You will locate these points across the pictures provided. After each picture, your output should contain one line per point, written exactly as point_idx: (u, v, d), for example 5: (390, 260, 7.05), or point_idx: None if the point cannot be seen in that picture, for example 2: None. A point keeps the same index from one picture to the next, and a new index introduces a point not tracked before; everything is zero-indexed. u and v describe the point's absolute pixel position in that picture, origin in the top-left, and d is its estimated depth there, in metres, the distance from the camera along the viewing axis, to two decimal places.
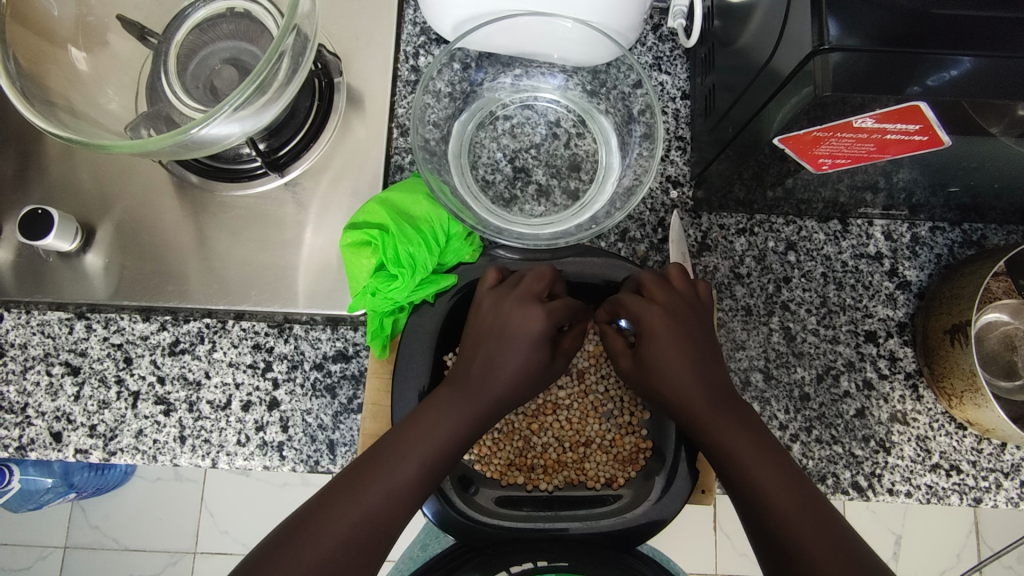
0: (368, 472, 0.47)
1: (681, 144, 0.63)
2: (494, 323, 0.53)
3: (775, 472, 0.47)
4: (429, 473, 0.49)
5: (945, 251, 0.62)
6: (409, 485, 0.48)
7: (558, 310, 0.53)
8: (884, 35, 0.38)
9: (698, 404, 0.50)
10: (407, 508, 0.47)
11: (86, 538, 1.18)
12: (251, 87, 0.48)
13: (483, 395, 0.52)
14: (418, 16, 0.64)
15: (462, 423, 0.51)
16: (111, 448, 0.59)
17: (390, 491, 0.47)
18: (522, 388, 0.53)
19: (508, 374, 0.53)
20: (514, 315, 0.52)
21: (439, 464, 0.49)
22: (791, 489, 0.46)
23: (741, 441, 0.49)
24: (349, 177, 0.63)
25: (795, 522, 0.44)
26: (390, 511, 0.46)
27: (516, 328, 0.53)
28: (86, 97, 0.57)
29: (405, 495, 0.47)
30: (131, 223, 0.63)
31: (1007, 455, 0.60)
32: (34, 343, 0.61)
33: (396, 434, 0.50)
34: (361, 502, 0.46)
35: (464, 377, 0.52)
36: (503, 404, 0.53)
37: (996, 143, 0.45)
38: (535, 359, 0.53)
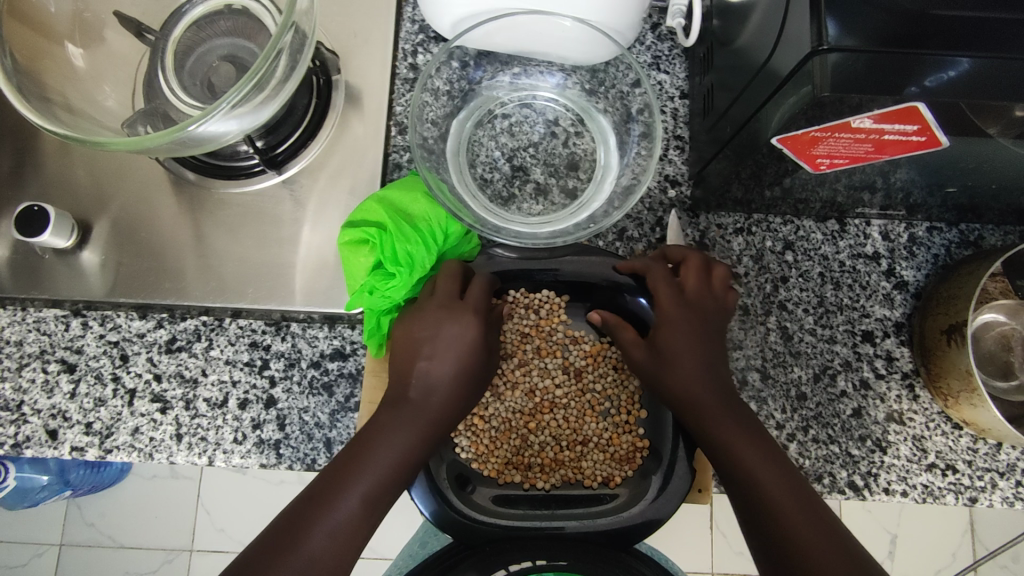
0: (311, 515, 0.46)
1: (679, 143, 0.63)
2: (425, 335, 0.53)
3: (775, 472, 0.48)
4: (371, 506, 0.47)
5: (942, 252, 0.62)
6: (353, 522, 0.46)
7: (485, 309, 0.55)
8: (884, 35, 0.38)
9: (702, 397, 0.51)
10: (353, 545, 0.46)
11: (82, 536, 1.18)
12: (249, 84, 0.48)
13: (421, 418, 0.51)
14: (416, 14, 0.64)
15: (399, 445, 0.50)
16: (107, 446, 0.59)
17: (333, 531, 0.45)
18: (460, 395, 0.53)
19: (447, 390, 0.53)
20: (445, 325, 0.53)
21: (381, 496, 0.48)
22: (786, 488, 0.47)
23: (737, 435, 0.49)
24: (347, 175, 0.63)
25: (796, 522, 0.45)
26: (335, 552, 0.45)
27: (448, 339, 0.53)
28: (83, 94, 0.57)
29: (349, 532, 0.46)
30: (128, 220, 0.62)
31: (1002, 455, 0.60)
32: (30, 340, 0.60)
33: (337, 466, 0.48)
34: (302, 548, 0.44)
35: (403, 397, 0.52)
36: (444, 425, 0.53)
37: (994, 144, 0.45)
38: (469, 366, 0.53)
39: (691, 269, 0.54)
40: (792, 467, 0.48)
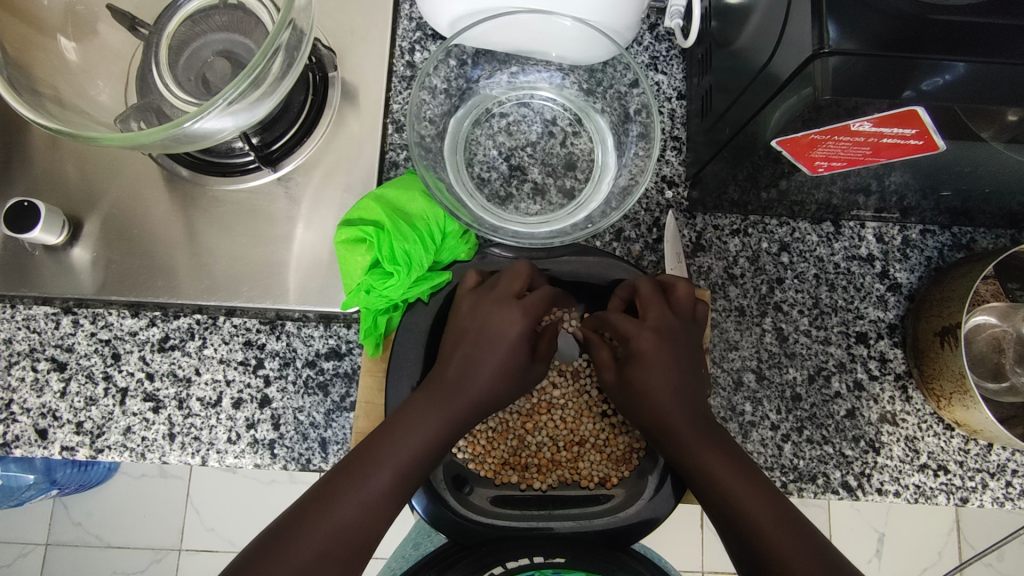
0: (342, 485, 0.47)
1: (676, 145, 0.63)
2: (472, 323, 0.53)
3: (760, 497, 0.48)
4: (401, 482, 0.49)
5: (935, 255, 0.62)
6: (385, 494, 0.48)
7: (536, 307, 0.54)
8: (882, 39, 0.38)
9: (680, 426, 0.51)
10: (380, 519, 0.47)
11: (69, 536, 1.16)
12: (246, 81, 0.47)
13: (461, 401, 0.52)
14: (414, 11, 0.63)
15: (436, 427, 0.51)
16: (98, 446, 0.58)
17: (364, 503, 0.47)
18: (501, 387, 0.53)
19: (487, 375, 0.53)
20: (494, 314, 0.53)
21: (412, 474, 0.49)
22: (768, 505, 0.47)
23: (716, 461, 0.49)
24: (343, 173, 0.62)
25: (779, 543, 0.45)
26: (364, 523, 0.46)
27: (496, 328, 0.53)
28: (75, 87, 0.56)
29: (380, 505, 0.47)
30: (120, 217, 0.62)
31: (992, 455, 0.60)
32: (20, 337, 0.59)
33: (371, 440, 0.50)
34: (335, 514, 0.46)
35: (440, 381, 0.52)
36: (479, 407, 0.53)
37: (989, 148, 0.46)
38: (512, 361, 0.54)
39: (679, 289, 0.54)
40: (775, 489, 0.49)
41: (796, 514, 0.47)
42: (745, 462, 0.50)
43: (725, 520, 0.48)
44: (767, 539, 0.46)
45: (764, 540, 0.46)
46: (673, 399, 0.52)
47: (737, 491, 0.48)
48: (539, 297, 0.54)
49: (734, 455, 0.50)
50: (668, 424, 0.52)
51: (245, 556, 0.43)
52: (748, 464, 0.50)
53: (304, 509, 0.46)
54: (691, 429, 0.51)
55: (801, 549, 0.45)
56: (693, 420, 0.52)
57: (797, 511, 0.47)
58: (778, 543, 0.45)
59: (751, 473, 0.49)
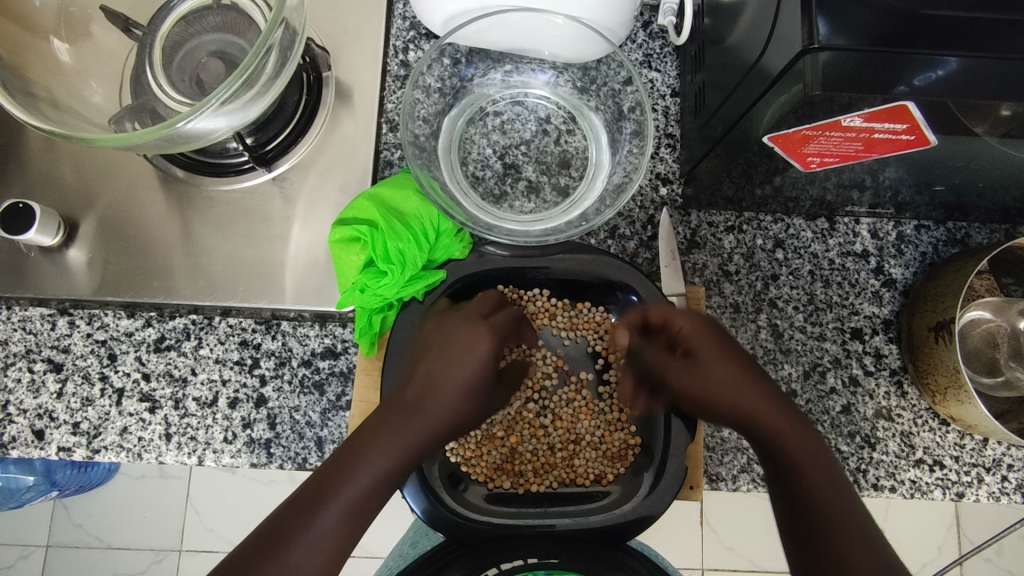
0: (293, 526, 0.48)
1: (670, 142, 0.63)
2: (435, 344, 0.55)
3: (822, 479, 0.51)
4: (352, 517, 0.50)
5: (929, 250, 0.62)
6: (336, 529, 0.49)
7: (501, 327, 0.57)
8: (872, 34, 0.38)
9: (750, 411, 0.54)
10: (336, 552, 0.49)
11: (69, 537, 1.17)
12: (238, 81, 0.47)
13: (417, 425, 0.53)
14: (408, 10, 0.64)
15: (395, 453, 0.52)
16: (94, 446, 0.59)
17: (315, 541, 0.48)
18: (466, 405, 0.56)
19: (451, 395, 0.55)
20: (458, 334, 0.55)
21: (366, 506, 0.50)
22: (831, 490, 0.51)
23: (788, 437, 0.53)
24: (338, 172, 0.62)
25: (839, 531, 0.49)
26: (318, 560, 0.48)
27: (460, 349, 0.56)
28: (69, 89, 0.56)
29: (328, 542, 0.48)
30: (115, 218, 0.62)
31: (988, 450, 0.61)
32: (15, 339, 0.60)
33: (328, 471, 0.50)
34: (285, 554, 0.47)
35: (400, 404, 0.53)
36: (440, 431, 0.54)
37: (982, 143, 0.46)
38: (474, 380, 0.57)
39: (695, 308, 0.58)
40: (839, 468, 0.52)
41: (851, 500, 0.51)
42: (820, 443, 0.53)
43: (787, 498, 0.52)
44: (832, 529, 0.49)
45: (831, 529, 0.49)
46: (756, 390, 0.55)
47: (811, 482, 0.51)
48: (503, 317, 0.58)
49: (806, 439, 0.53)
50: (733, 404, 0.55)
51: None
52: (820, 447, 0.53)
53: (256, 550, 0.47)
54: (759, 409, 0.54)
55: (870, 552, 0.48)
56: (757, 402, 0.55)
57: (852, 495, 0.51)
58: (846, 541, 0.49)
59: (816, 453, 0.52)
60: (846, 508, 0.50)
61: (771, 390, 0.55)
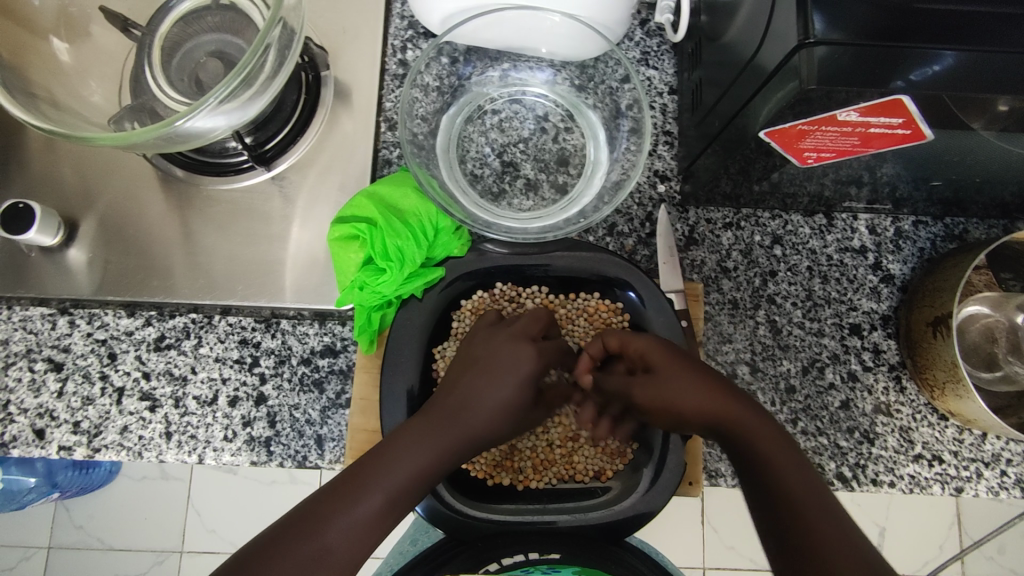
0: (329, 506, 0.46)
1: (668, 139, 0.63)
2: (482, 355, 0.55)
3: (792, 468, 0.47)
4: (388, 509, 0.47)
5: (927, 246, 0.62)
6: (372, 518, 0.46)
7: (546, 351, 0.56)
8: (868, 29, 0.38)
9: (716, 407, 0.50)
10: (366, 542, 0.46)
11: (70, 539, 1.17)
12: (237, 80, 0.48)
13: (459, 431, 0.52)
14: (406, 9, 0.64)
15: (434, 455, 0.50)
16: (95, 445, 0.59)
17: (351, 528, 0.45)
18: (501, 420, 0.54)
19: (491, 410, 0.54)
20: (506, 350, 0.55)
21: (404, 498, 0.48)
22: (802, 479, 0.46)
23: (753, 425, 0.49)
24: (337, 171, 0.62)
25: (815, 521, 0.44)
26: (348, 548, 0.45)
27: (503, 361, 0.55)
28: (69, 89, 0.56)
29: (363, 529, 0.46)
30: (115, 218, 0.62)
31: (987, 445, 0.61)
32: (16, 339, 0.60)
33: (364, 462, 0.49)
34: (317, 537, 0.44)
35: (443, 411, 0.52)
36: (476, 440, 0.53)
37: (978, 137, 0.46)
38: (516, 398, 0.54)
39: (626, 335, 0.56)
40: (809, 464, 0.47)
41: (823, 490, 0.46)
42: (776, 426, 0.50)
43: (757, 485, 0.47)
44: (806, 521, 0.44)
45: (800, 509, 0.45)
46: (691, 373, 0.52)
47: (778, 465, 0.47)
48: (551, 345, 0.57)
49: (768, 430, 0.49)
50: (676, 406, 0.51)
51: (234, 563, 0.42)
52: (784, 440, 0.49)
53: (289, 526, 0.44)
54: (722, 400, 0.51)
55: (839, 530, 0.43)
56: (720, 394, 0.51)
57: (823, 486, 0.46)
58: (815, 518, 0.44)
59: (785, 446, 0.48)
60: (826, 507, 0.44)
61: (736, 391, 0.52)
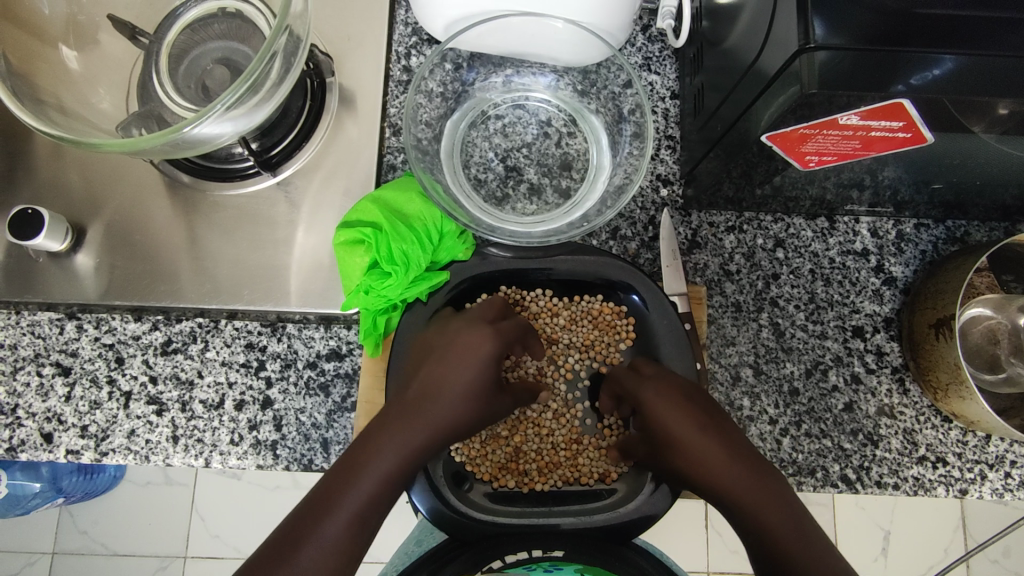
0: (303, 528, 0.48)
1: (670, 143, 0.64)
2: (438, 345, 0.55)
3: (780, 512, 0.50)
4: (361, 523, 0.49)
5: (929, 248, 0.63)
6: (343, 534, 0.48)
7: (506, 331, 0.57)
8: (869, 34, 0.39)
9: (710, 456, 0.52)
10: (344, 561, 0.48)
11: (74, 544, 1.17)
12: (244, 87, 0.48)
13: (421, 426, 0.53)
14: (409, 16, 0.65)
15: (398, 456, 0.51)
16: (102, 449, 0.59)
17: (324, 546, 0.47)
18: (467, 406, 0.55)
19: (455, 394, 0.55)
20: (460, 336, 0.55)
21: (375, 507, 0.50)
22: (791, 523, 0.49)
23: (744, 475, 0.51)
24: (342, 176, 0.63)
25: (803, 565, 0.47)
26: (323, 569, 0.47)
27: (461, 349, 0.55)
28: (78, 96, 0.57)
29: (339, 547, 0.48)
30: (122, 223, 0.62)
31: (991, 446, 0.61)
32: (24, 343, 0.60)
33: (334, 477, 0.50)
34: (296, 561, 0.46)
35: (401, 407, 0.53)
36: (442, 432, 0.54)
37: (979, 141, 0.46)
38: (479, 380, 0.56)
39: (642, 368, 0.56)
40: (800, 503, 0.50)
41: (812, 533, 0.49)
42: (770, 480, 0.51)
43: (752, 540, 0.50)
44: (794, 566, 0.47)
45: (791, 565, 0.47)
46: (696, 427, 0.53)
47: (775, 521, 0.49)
48: (508, 326, 0.57)
49: (760, 475, 0.52)
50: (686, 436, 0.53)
51: None
52: (775, 485, 0.51)
53: (269, 552, 0.47)
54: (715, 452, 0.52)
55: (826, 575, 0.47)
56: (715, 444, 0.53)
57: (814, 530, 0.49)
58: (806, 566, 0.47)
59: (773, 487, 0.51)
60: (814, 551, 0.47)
61: (727, 434, 0.53)
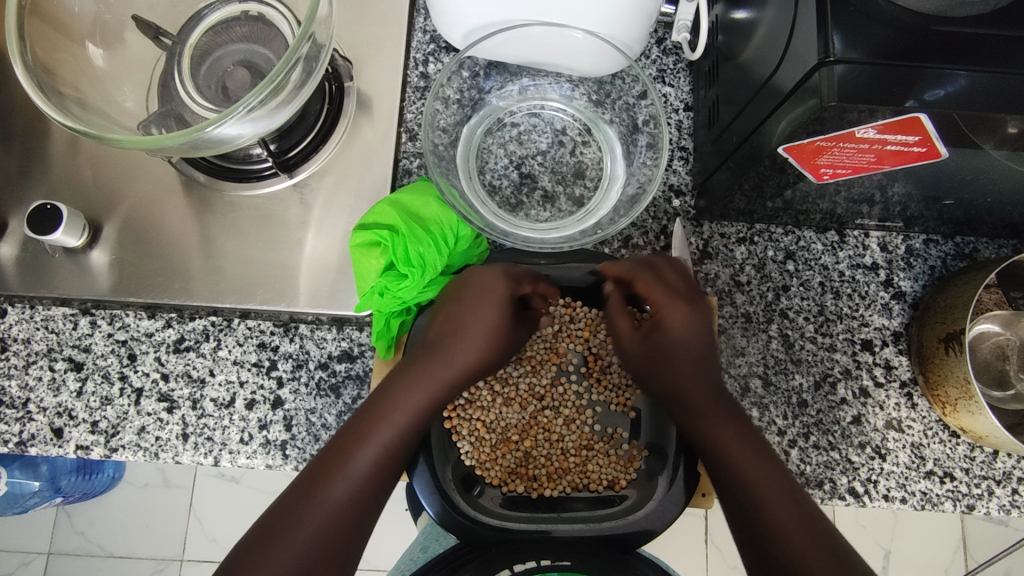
0: (331, 467, 0.49)
1: (683, 154, 0.64)
2: (456, 290, 0.57)
3: (767, 473, 0.50)
4: (393, 454, 0.51)
5: (938, 264, 0.63)
6: (373, 469, 0.50)
7: (520, 274, 0.56)
8: (884, 51, 0.40)
9: (686, 387, 0.54)
10: (372, 495, 0.50)
11: (71, 545, 1.16)
12: (268, 88, 0.49)
13: (444, 364, 0.55)
14: (428, 24, 0.65)
15: (426, 392, 0.54)
16: (112, 445, 0.59)
17: (353, 483, 0.49)
18: (490, 343, 0.57)
19: (479, 331, 0.56)
20: (477, 277, 0.56)
21: (404, 446, 0.52)
22: (774, 478, 0.49)
23: (727, 432, 0.52)
24: (357, 179, 0.63)
25: (786, 525, 0.47)
26: (354, 503, 0.49)
27: (481, 286, 0.55)
28: (101, 94, 0.58)
29: (366, 483, 0.50)
30: (138, 221, 0.63)
31: (998, 462, 0.61)
32: (38, 338, 0.61)
33: (363, 417, 0.52)
34: (323, 500, 0.48)
35: (426, 348, 0.55)
36: (463, 369, 0.56)
37: (991, 158, 0.47)
38: (501, 316, 0.56)
39: (671, 267, 0.56)
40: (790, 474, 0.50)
41: (802, 497, 0.49)
42: (755, 433, 0.52)
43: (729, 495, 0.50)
44: (773, 522, 0.47)
45: (768, 524, 0.47)
46: (693, 379, 0.54)
47: (758, 487, 0.49)
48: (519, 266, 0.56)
49: (751, 436, 0.52)
50: (683, 394, 0.54)
51: (230, 563, 0.45)
52: (762, 446, 0.51)
53: (294, 497, 0.48)
54: (701, 392, 0.53)
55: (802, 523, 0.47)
56: (706, 383, 0.54)
57: (803, 494, 0.49)
58: (775, 511, 0.48)
59: (757, 446, 0.51)
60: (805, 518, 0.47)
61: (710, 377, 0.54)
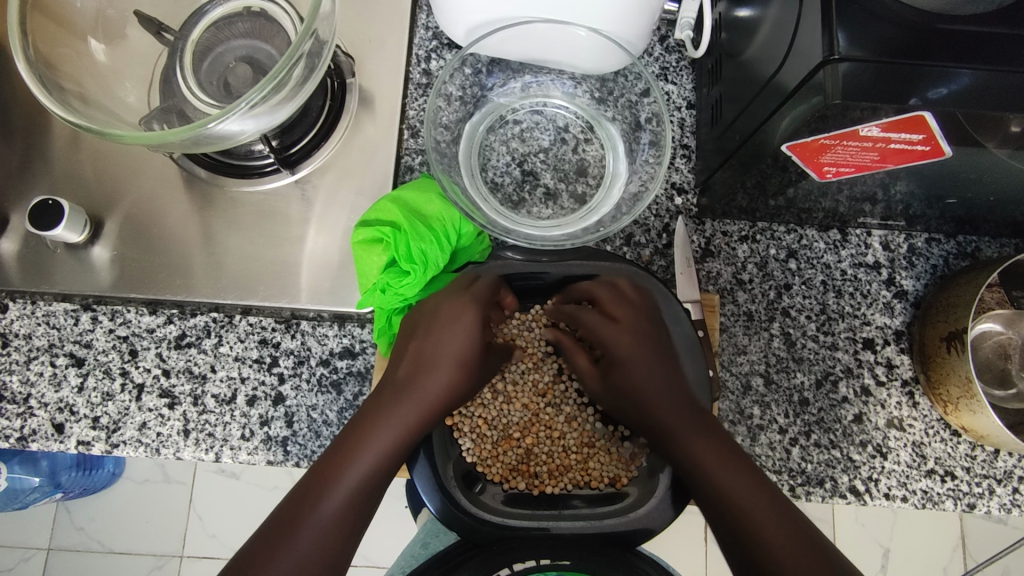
0: (303, 507, 0.49)
1: (686, 152, 0.64)
2: (421, 321, 0.59)
3: (743, 481, 0.51)
4: (362, 494, 0.52)
5: (940, 263, 0.63)
6: (343, 509, 0.50)
7: (484, 294, 0.58)
8: (889, 49, 0.40)
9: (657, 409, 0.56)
10: (346, 533, 0.50)
11: (71, 540, 1.16)
12: (270, 84, 0.49)
13: (414, 399, 0.56)
14: (430, 21, 0.65)
15: (397, 428, 0.54)
16: (113, 441, 0.59)
17: (324, 522, 0.49)
18: (459, 373, 0.59)
19: (446, 361, 0.59)
20: (442, 305, 0.60)
21: (375, 484, 0.52)
22: (749, 484, 0.50)
23: (699, 447, 0.52)
24: (359, 176, 0.63)
25: (764, 528, 0.48)
26: (326, 541, 0.49)
27: (445, 316, 0.60)
28: (103, 89, 0.58)
29: (338, 522, 0.50)
30: (139, 217, 0.63)
31: (999, 461, 0.61)
32: (39, 333, 0.61)
33: (333, 454, 0.52)
34: (293, 542, 0.48)
35: (396, 383, 0.56)
36: (433, 410, 0.57)
37: (995, 156, 0.47)
38: (468, 345, 0.60)
39: (604, 296, 0.58)
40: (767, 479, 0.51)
41: (780, 499, 0.50)
42: (729, 443, 0.53)
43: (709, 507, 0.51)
44: (753, 526, 0.49)
45: (746, 529, 0.49)
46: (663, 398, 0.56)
47: (735, 495, 0.50)
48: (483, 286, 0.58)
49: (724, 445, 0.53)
50: (653, 416, 0.56)
51: None
52: (739, 455, 0.52)
53: (271, 534, 0.48)
54: (668, 412, 0.55)
55: (786, 528, 0.48)
56: (671, 402, 0.56)
57: (781, 497, 0.50)
58: (756, 517, 0.49)
59: (731, 456, 0.52)
60: (781, 524, 0.48)
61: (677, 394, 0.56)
